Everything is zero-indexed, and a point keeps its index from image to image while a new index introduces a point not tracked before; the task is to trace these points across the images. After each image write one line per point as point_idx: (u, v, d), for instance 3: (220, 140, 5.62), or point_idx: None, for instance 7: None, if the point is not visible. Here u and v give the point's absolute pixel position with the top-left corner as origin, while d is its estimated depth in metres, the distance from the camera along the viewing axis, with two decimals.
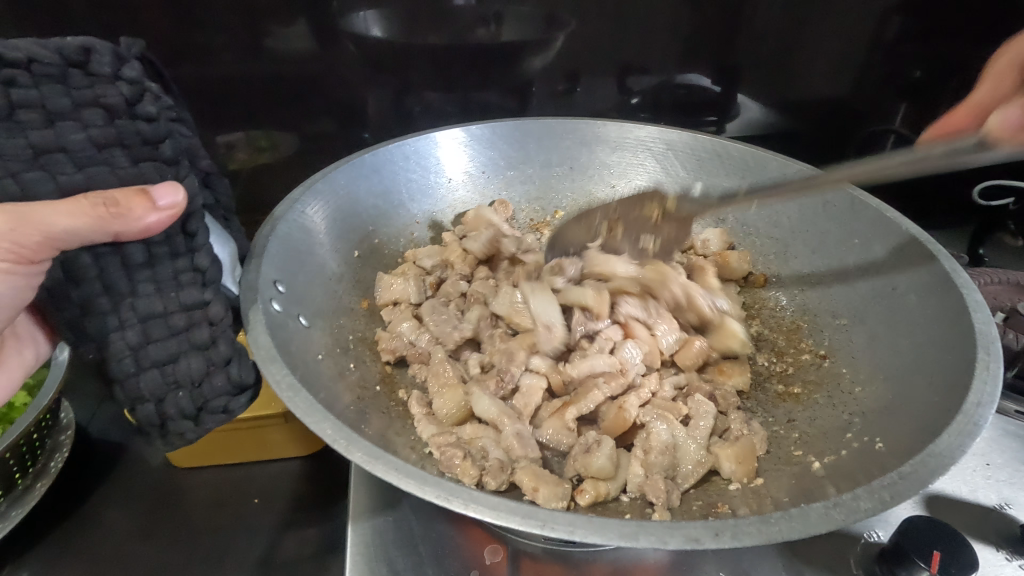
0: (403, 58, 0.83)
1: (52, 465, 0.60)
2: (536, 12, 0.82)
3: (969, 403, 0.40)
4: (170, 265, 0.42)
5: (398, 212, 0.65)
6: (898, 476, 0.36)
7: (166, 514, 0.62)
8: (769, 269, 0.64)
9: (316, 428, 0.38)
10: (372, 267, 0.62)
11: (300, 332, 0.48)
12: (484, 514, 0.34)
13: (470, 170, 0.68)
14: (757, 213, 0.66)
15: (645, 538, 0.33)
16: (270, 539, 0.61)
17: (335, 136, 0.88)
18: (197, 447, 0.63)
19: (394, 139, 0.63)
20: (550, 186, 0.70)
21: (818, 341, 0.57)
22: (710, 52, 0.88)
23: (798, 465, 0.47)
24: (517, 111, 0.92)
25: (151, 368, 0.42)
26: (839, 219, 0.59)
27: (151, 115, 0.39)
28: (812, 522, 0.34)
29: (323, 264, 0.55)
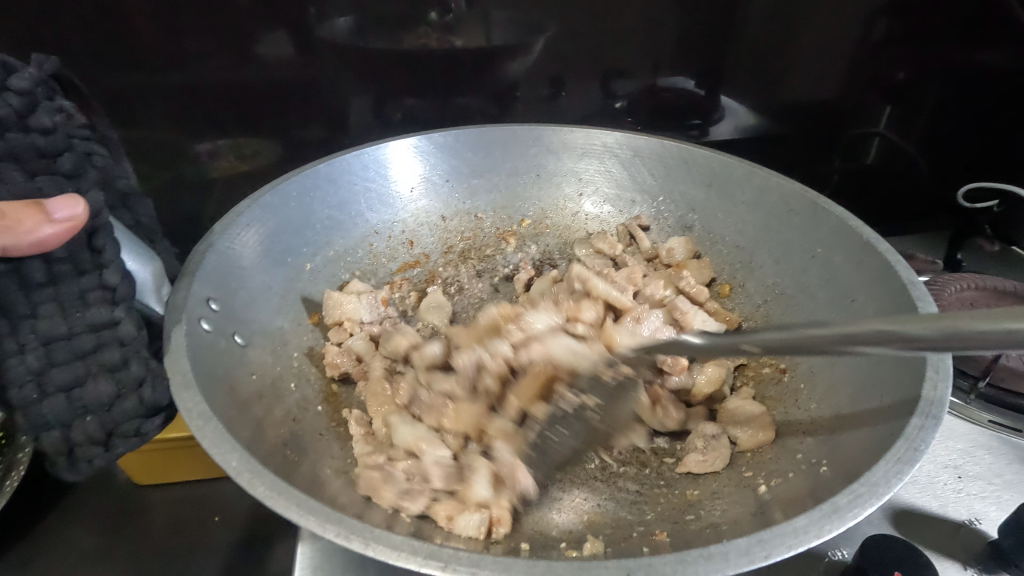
0: (378, 64, 0.82)
1: (7, 485, 0.59)
2: (515, 16, 0.81)
3: (912, 426, 0.39)
4: (74, 282, 0.43)
5: (355, 223, 0.63)
6: (830, 511, 0.35)
7: (123, 532, 0.61)
8: (733, 279, 0.63)
9: (221, 460, 0.36)
10: (326, 281, 0.60)
11: (233, 351, 0.47)
12: (390, 556, 0.33)
13: (432, 179, 0.67)
14: (723, 220, 0.64)
15: None
16: (229, 558, 0.59)
17: (310, 144, 0.87)
18: (150, 463, 0.62)
19: (351, 148, 0.62)
20: (515, 194, 0.69)
21: (779, 353, 0.56)
22: (691, 56, 0.88)
23: (748, 488, 0.46)
24: (499, 116, 0.91)
25: (56, 394, 0.43)
26: (801, 227, 0.58)
27: (45, 127, 0.43)
28: (731, 560, 0.32)
29: (266, 280, 0.54)
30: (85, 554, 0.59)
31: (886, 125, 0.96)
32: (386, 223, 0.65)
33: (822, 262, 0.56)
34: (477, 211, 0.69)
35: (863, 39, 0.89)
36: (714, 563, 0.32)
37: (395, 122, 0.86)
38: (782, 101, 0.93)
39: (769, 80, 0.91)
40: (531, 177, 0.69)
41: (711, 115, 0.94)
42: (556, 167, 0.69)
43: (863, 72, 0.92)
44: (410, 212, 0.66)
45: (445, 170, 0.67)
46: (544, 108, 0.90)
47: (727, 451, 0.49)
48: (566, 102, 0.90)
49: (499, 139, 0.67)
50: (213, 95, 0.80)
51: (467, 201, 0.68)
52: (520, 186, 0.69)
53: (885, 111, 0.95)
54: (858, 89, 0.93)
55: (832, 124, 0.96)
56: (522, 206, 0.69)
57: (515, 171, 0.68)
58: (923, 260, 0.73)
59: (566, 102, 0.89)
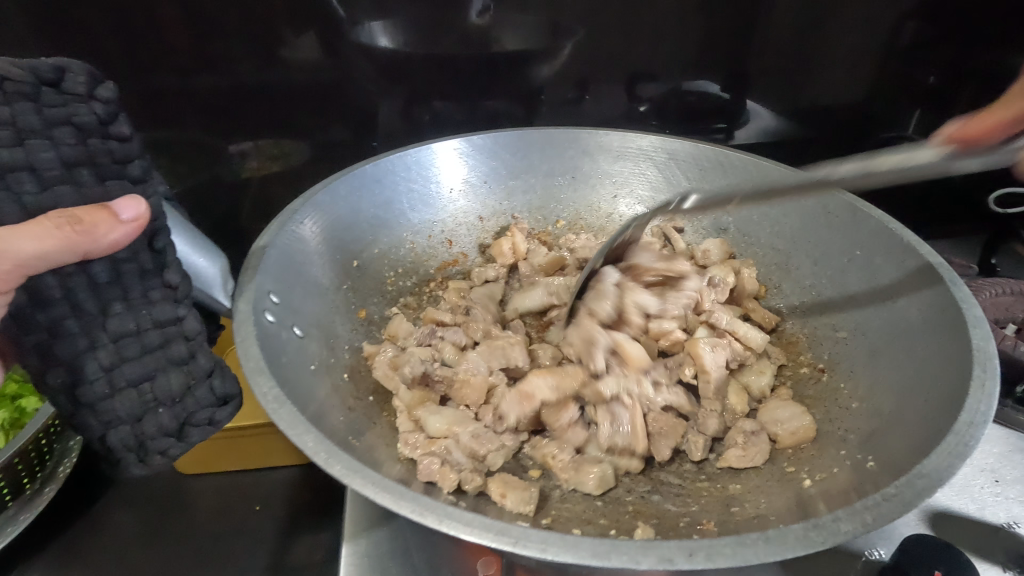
0: (412, 67, 0.84)
1: (61, 470, 0.61)
2: (544, 21, 0.82)
3: (965, 422, 0.39)
4: (140, 284, 0.45)
5: (398, 222, 0.65)
6: (882, 497, 0.35)
7: (171, 519, 0.63)
8: (770, 280, 0.63)
9: (298, 440, 0.38)
10: (372, 278, 0.62)
11: (293, 343, 0.49)
12: (466, 531, 0.34)
13: (472, 180, 0.68)
14: (761, 222, 0.65)
15: (617, 557, 0.33)
16: (272, 545, 0.61)
17: (343, 145, 0.89)
18: (199, 454, 0.64)
19: (395, 149, 0.64)
20: (551, 195, 0.70)
21: (818, 354, 0.56)
22: (718, 60, 0.88)
23: (791, 481, 0.46)
24: (527, 119, 0.92)
25: (126, 389, 0.45)
26: (844, 228, 0.58)
27: (123, 135, 0.45)
28: (789, 544, 0.33)
29: (319, 275, 0.56)
30: (137, 539, 0.61)
31: (915, 129, 0.96)
32: (427, 223, 0.67)
33: (862, 264, 0.56)
34: (515, 212, 0.70)
35: (891, 43, 0.89)
36: (771, 548, 0.33)
37: (425, 124, 0.88)
38: (809, 103, 0.93)
39: (796, 83, 0.91)
40: (566, 178, 0.70)
41: (738, 119, 0.94)
42: (591, 170, 0.70)
43: (893, 76, 0.92)
44: (450, 212, 0.68)
45: (482, 171, 0.68)
46: (570, 111, 0.92)
47: (767, 447, 0.49)
48: (593, 105, 0.91)
49: (535, 141, 0.68)
50: (250, 98, 0.82)
51: (505, 202, 0.69)
52: (556, 187, 0.70)
53: (914, 115, 0.95)
54: (887, 92, 0.93)
55: (860, 127, 0.96)
56: (558, 207, 0.70)
57: (551, 173, 0.70)
58: (956, 264, 0.72)
59: (593, 106, 0.90)
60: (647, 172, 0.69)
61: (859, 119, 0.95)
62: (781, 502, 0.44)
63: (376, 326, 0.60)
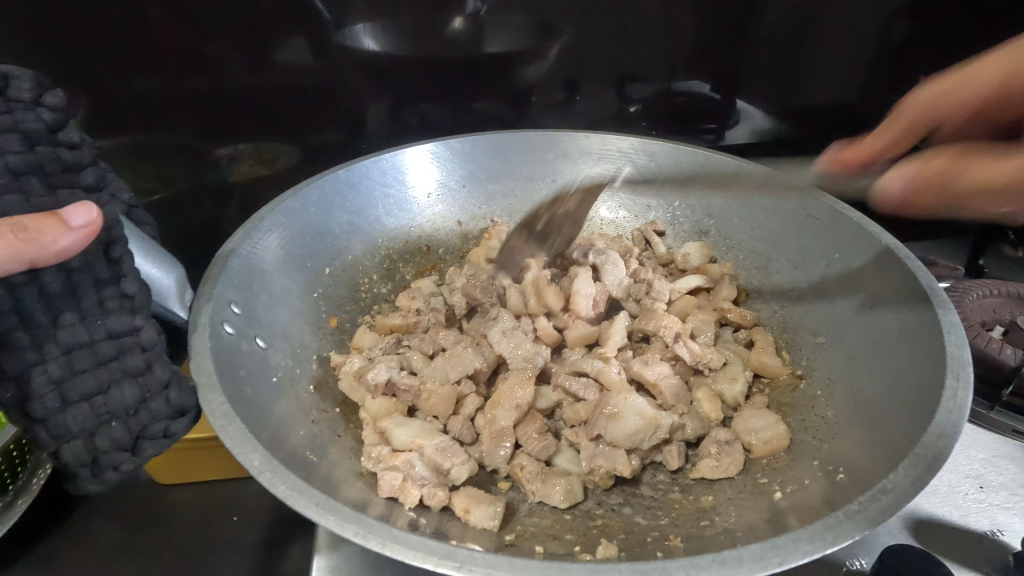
0: (397, 70, 0.83)
1: (34, 482, 0.59)
2: (531, 22, 0.82)
3: (931, 435, 0.39)
4: (94, 292, 0.43)
5: (374, 227, 0.64)
6: (845, 516, 0.35)
7: (146, 528, 0.62)
8: (752, 284, 0.63)
9: (243, 459, 0.37)
10: (346, 285, 0.61)
11: (255, 354, 0.48)
12: (413, 555, 0.33)
13: (450, 184, 0.67)
14: (741, 225, 0.64)
15: None
16: (248, 555, 0.60)
17: (329, 149, 0.88)
18: (172, 463, 0.63)
19: (370, 154, 0.63)
20: (531, 199, 0.70)
21: (796, 359, 0.55)
22: (707, 60, 0.88)
23: (762, 494, 0.46)
24: (515, 120, 0.91)
25: (79, 403, 0.43)
26: (825, 233, 0.57)
27: (72, 143, 0.44)
28: (746, 565, 0.32)
29: (288, 283, 0.55)
30: (110, 550, 0.60)
31: None
32: (404, 229, 0.66)
33: (842, 268, 0.55)
34: (494, 216, 0.69)
35: (882, 41, 0.88)
36: (728, 570, 0.32)
37: (412, 127, 0.87)
38: (798, 103, 0.93)
39: (786, 83, 0.91)
40: (547, 182, 0.70)
41: (728, 120, 0.93)
42: (572, 173, 0.69)
43: (884, 74, 0.91)
44: (428, 217, 0.67)
45: (461, 175, 0.67)
46: (560, 113, 0.91)
47: (742, 457, 0.48)
48: (583, 106, 0.90)
49: (516, 144, 0.67)
50: (234, 101, 0.81)
51: (484, 206, 0.69)
52: (536, 191, 0.69)
53: None
54: (877, 92, 0.93)
55: (850, 127, 0.96)
56: (537, 211, 0.70)
57: (531, 177, 0.69)
58: (944, 266, 0.72)
59: (584, 106, 0.89)
60: (627, 175, 0.68)
61: (849, 119, 0.95)
62: (756, 516, 0.43)
63: (348, 334, 0.60)
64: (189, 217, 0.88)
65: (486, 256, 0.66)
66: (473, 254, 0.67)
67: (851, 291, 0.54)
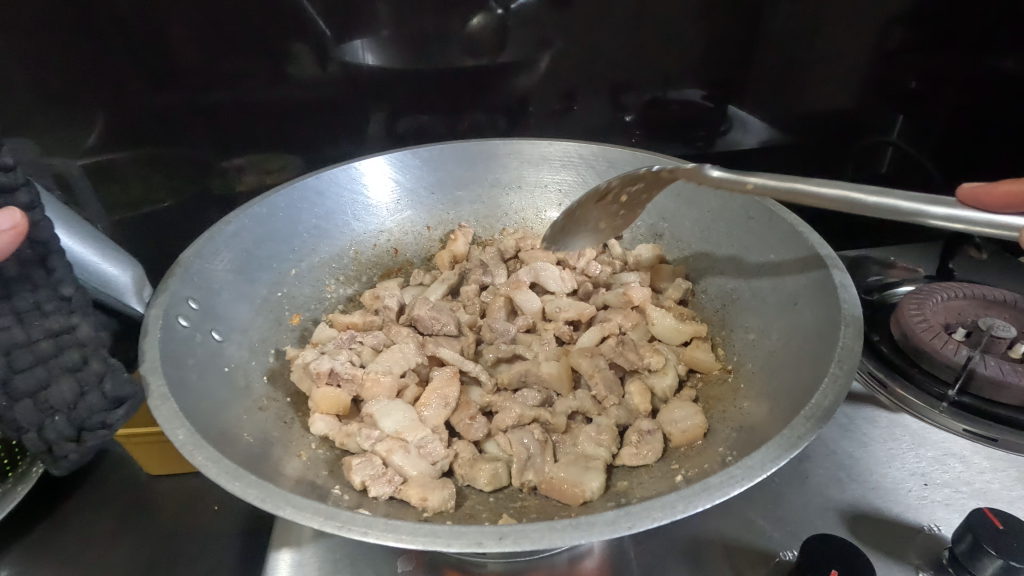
0: (394, 82, 0.86)
1: (34, 469, 0.63)
2: (523, 34, 0.84)
3: (801, 417, 0.40)
4: (30, 296, 0.46)
5: (341, 232, 0.67)
6: (702, 487, 0.36)
7: (133, 517, 0.66)
8: (697, 284, 0.65)
9: (168, 433, 0.40)
10: (310, 286, 0.65)
11: (209, 347, 0.52)
12: (300, 514, 0.36)
13: (419, 191, 0.71)
14: (691, 229, 0.66)
15: (435, 542, 0.34)
16: (228, 544, 0.64)
17: (322, 157, 0.91)
18: (156, 456, 0.67)
19: (338, 163, 0.66)
20: (497, 204, 0.73)
21: (729, 355, 0.57)
22: (692, 70, 0.90)
23: (670, 477, 0.47)
24: (509, 130, 0.94)
25: (24, 400, 0.46)
26: (757, 234, 0.59)
27: (6, 165, 0.44)
28: (596, 529, 0.34)
29: (250, 283, 0.59)
30: (96, 536, 0.64)
31: (900, 134, 0.96)
32: (372, 232, 0.69)
33: (772, 267, 0.56)
34: (462, 221, 0.73)
35: (863, 46, 0.89)
36: (579, 531, 0.34)
37: (406, 136, 0.91)
38: (782, 111, 0.94)
39: (771, 91, 0.92)
40: (513, 188, 0.73)
41: (718, 128, 0.95)
42: (536, 178, 0.72)
43: (877, 78, 0.92)
44: (395, 222, 0.70)
45: (428, 182, 0.70)
46: (556, 122, 0.93)
47: (661, 445, 0.51)
48: (580, 116, 0.92)
49: (484, 152, 0.70)
50: (234, 115, 0.85)
51: (451, 212, 0.72)
52: (501, 197, 0.72)
53: (898, 120, 0.95)
54: (858, 96, 0.93)
55: (845, 134, 0.97)
56: (503, 217, 0.73)
57: (496, 183, 0.72)
58: (901, 269, 0.73)
59: (578, 116, 0.92)
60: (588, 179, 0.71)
61: (846, 124, 0.96)
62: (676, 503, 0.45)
63: (309, 331, 0.63)
64: (193, 224, 0.92)
65: (450, 259, 0.71)
66: (438, 258, 0.71)
67: (779, 288, 0.55)
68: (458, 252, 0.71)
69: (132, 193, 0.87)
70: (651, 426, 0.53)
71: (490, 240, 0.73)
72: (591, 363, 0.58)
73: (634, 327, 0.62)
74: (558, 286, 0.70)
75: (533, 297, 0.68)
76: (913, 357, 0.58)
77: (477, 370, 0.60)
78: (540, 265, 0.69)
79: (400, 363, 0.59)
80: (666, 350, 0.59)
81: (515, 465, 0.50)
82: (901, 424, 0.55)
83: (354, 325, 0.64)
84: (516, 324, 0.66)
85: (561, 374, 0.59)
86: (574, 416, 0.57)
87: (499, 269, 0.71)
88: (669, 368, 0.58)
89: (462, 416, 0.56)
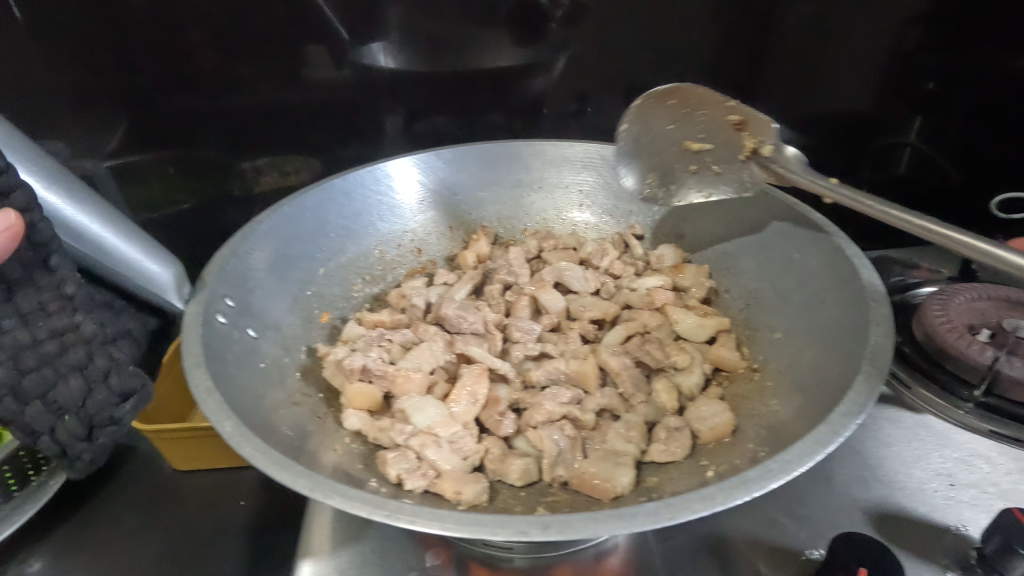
0: (410, 84, 0.87)
1: (67, 463, 0.66)
2: (538, 37, 0.85)
3: (836, 415, 0.40)
4: (33, 297, 0.47)
5: (367, 232, 0.68)
6: (740, 481, 0.36)
7: (159, 512, 0.67)
8: (721, 284, 0.65)
9: (216, 425, 0.41)
10: (338, 285, 0.66)
11: (244, 343, 0.53)
12: (344, 502, 0.36)
13: (442, 192, 0.71)
14: (714, 229, 0.67)
15: (479, 531, 0.35)
16: (253, 539, 0.64)
17: (340, 159, 0.92)
18: (185, 452, 0.68)
19: (363, 164, 0.67)
20: (519, 205, 0.74)
21: (754, 354, 0.57)
22: (706, 71, 0.90)
23: (700, 474, 0.48)
24: (524, 132, 0.95)
25: (34, 401, 0.48)
26: (783, 234, 0.59)
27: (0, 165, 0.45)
28: (638, 519, 0.34)
29: (281, 282, 0.60)
30: (124, 530, 0.65)
31: (917, 135, 0.96)
32: (397, 233, 0.70)
33: (798, 266, 0.57)
34: (484, 222, 0.74)
35: (882, 47, 0.89)
36: (622, 522, 0.34)
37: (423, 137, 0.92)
38: (797, 112, 0.94)
39: (786, 92, 0.92)
40: (535, 189, 0.74)
41: None
42: (559, 178, 0.72)
43: (893, 79, 0.92)
44: (419, 223, 0.71)
45: (453, 182, 0.71)
46: (571, 124, 0.94)
47: (689, 442, 0.51)
48: (594, 118, 0.93)
49: (509, 153, 0.71)
50: (253, 118, 0.86)
51: (474, 213, 0.73)
52: (523, 198, 0.73)
53: (916, 122, 0.95)
54: (875, 97, 0.93)
55: (861, 136, 0.97)
56: (525, 217, 0.74)
57: (519, 184, 0.72)
58: (924, 271, 0.73)
59: (593, 117, 0.92)
60: (609, 180, 0.71)
61: (863, 126, 0.96)
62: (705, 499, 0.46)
63: (337, 329, 0.64)
64: (217, 226, 0.94)
65: (473, 258, 0.71)
66: (461, 258, 0.72)
67: (806, 287, 0.55)
68: (480, 252, 0.71)
69: (154, 194, 0.88)
70: (678, 424, 0.53)
71: (513, 239, 0.74)
72: (617, 361, 0.59)
73: (659, 326, 0.63)
74: (582, 285, 0.69)
75: (558, 296, 0.69)
76: (937, 358, 0.57)
77: (505, 367, 0.61)
78: (563, 265, 0.70)
79: (429, 361, 0.60)
80: (692, 349, 0.60)
81: (545, 461, 0.51)
82: (925, 425, 0.55)
83: (381, 323, 0.65)
84: (541, 323, 0.67)
85: (587, 372, 0.59)
86: (601, 413, 0.57)
87: (523, 267, 0.71)
88: (696, 368, 0.58)
89: (491, 412, 0.56)
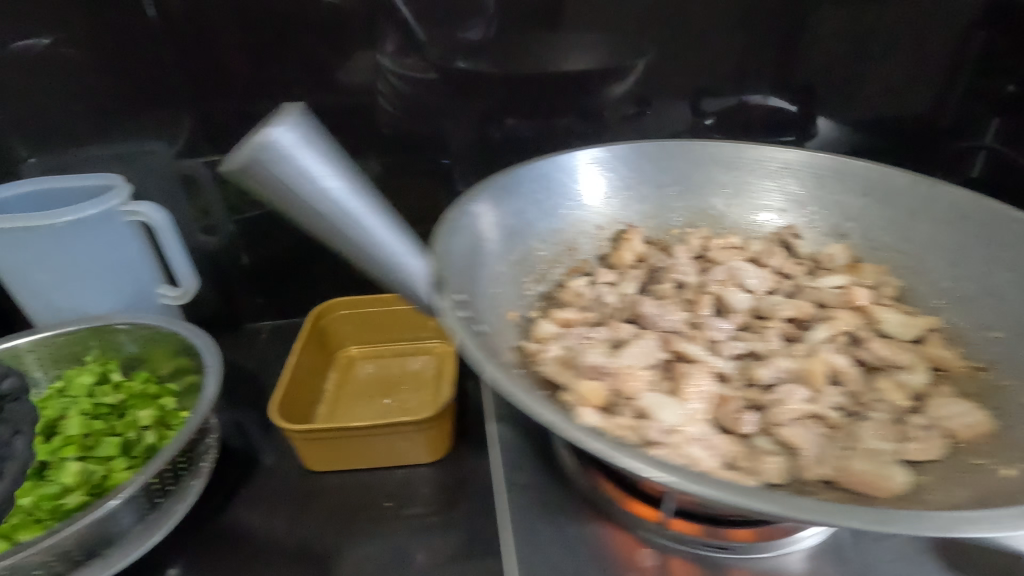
0: (474, 83, 0.80)
1: (192, 484, 0.63)
2: (611, 37, 0.79)
3: None
4: None
5: (528, 231, 0.64)
6: None
7: (298, 514, 0.66)
8: (907, 283, 0.64)
9: (539, 417, 0.38)
10: (515, 284, 0.61)
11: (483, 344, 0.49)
12: (649, 471, 0.36)
13: (593, 192, 0.69)
14: (885, 227, 0.65)
15: (864, 520, 0.33)
16: (397, 543, 0.62)
17: (426, 160, 0.85)
18: (329, 453, 0.67)
19: (520, 164, 0.64)
20: (664, 204, 0.71)
21: (975, 353, 0.56)
22: (784, 74, 0.83)
23: (981, 473, 0.45)
24: (593, 137, 0.85)
25: None
26: (986, 230, 0.58)
27: None
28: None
29: (478, 283, 0.55)
30: (263, 535, 0.64)
31: (992, 137, 0.87)
32: (553, 232, 0.66)
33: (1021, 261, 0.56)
34: (629, 222, 0.70)
35: (975, 45, 0.81)
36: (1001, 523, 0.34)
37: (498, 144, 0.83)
38: (884, 114, 0.86)
39: (871, 94, 0.84)
40: (678, 188, 0.71)
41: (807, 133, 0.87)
42: (713, 178, 0.70)
43: (990, 79, 0.84)
44: (572, 220, 0.67)
45: (617, 181, 0.69)
46: (631, 129, 0.85)
47: (946, 442, 0.48)
48: (652, 122, 0.85)
49: (667, 153, 0.69)
50: (313, 122, 0.81)
51: (620, 213, 0.69)
52: (668, 197, 0.70)
53: (992, 123, 0.86)
54: (968, 98, 0.85)
55: (924, 136, 0.88)
56: (671, 217, 0.71)
57: (675, 185, 0.70)
58: None
59: (652, 121, 0.85)
60: (762, 180, 0.69)
61: (924, 128, 0.87)
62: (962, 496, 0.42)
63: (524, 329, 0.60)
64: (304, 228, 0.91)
65: (630, 258, 0.68)
66: (617, 257, 0.68)
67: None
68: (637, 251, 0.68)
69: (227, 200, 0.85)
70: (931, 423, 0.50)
71: (668, 239, 0.71)
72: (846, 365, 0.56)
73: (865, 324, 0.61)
74: (760, 283, 0.66)
75: (743, 295, 0.65)
76: None
77: (722, 368, 0.57)
78: (738, 264, 0.66)
79: (641, 359, 0.55)
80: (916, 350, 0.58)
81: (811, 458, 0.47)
82: None
83: (574, 322, 0.60)
84: (732, 322, 0.62)
85: (814, 370, 0.55)
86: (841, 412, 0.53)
87: (689, 265, 0.67)
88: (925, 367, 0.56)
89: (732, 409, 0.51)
